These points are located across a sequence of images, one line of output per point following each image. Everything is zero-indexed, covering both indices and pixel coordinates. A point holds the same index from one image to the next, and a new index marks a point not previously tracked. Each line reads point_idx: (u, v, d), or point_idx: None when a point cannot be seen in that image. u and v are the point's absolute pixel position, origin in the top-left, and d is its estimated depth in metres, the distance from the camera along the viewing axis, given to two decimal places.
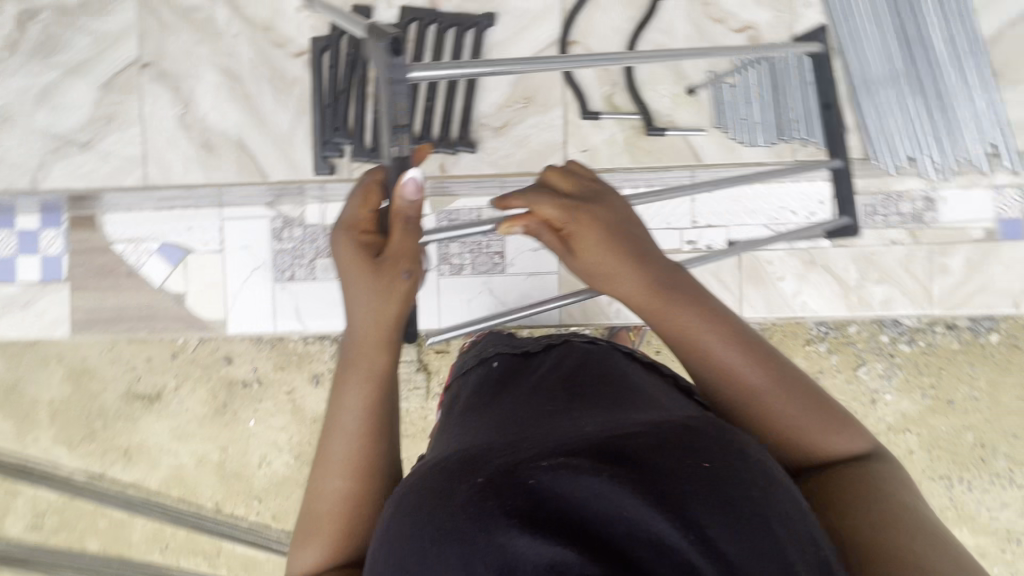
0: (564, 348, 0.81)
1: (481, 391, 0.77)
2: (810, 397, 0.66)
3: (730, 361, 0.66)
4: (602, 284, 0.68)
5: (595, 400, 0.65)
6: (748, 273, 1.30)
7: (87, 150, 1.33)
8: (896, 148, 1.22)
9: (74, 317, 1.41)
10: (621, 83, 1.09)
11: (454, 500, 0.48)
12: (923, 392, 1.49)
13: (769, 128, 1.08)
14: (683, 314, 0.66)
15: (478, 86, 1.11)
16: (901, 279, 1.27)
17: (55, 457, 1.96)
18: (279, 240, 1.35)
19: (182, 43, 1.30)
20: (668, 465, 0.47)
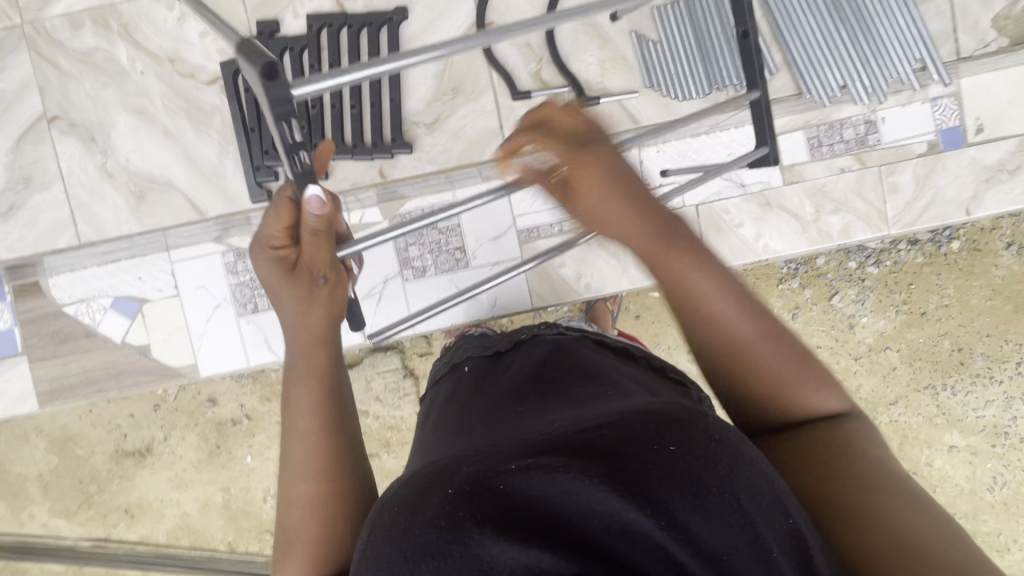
0: (534, 347, 0.83)
1: (454, 401, 0.79)
2: (796, 353, 0.67)
3: (721, 312, 0.67)
4: (603, 224, 0.73)
5: (561, 396, 0.68)
6: (707, 225, 1.30)
7: (13, 218, 1.28)
8: (826, 79, 1.23)
9: (39, 389, 1.37)
10: (546, 58, 1.07)
11: (428, 513, 0.49)
12: (896, 309, 1.52)
13: (701, 80, 1.06)
14: (679, 261, 0.68)
15: (402, 84, 1.08)
16: (856, 205, 1.28)
17: (56, 529, 1.92)
18: (234, 274, 1.31)
19: (87, 90, 1.24)
20: (635, 454, 0.50)
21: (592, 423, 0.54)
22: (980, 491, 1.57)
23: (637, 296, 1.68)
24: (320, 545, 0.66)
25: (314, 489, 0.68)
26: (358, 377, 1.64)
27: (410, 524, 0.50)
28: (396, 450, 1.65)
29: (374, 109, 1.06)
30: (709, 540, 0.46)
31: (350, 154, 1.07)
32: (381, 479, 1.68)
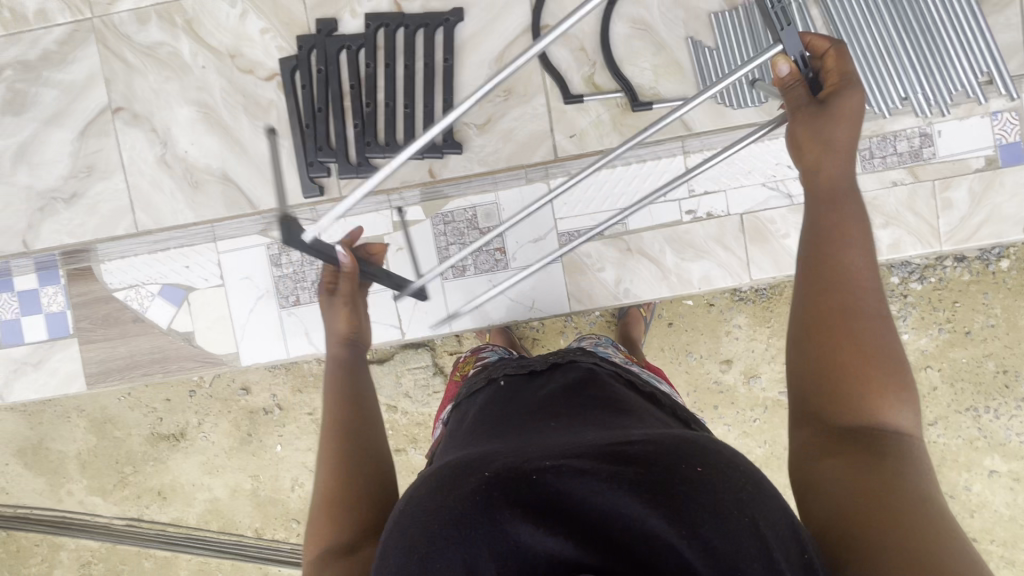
0: (566, 371, 0.83)
1: (486, 409, 0.79)
2: (896, 368, 0.64)
3: (859, 274, 0.67)
4: (818, 136, 0.75)
5: (587, 416, 0.70)
6: (751, 234, 1.28)
7: (74, 204, 1.33)
8: (888, 89, 1.18)
9: (87, 371, 1.41)
10: (601, 61, 1.06)
11: (462, 494, 0.54)
12: (939, 327, 1.49)
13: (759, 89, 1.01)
14: (849, 218, 0.70)
15: (455, 85, 1.06)
16: (906, 219, 1.25)
17: (92, 506, 1.99)
18: (278, 266, 1.35)
19: (150, 83, 1.27)
20: (666, 468, 0.53)
21: (624, 442, 0.58)
22: (1021, 519, 1.52)
23: (669, 304, 1.67)
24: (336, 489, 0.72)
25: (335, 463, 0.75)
26: (389, 372, 1.65)
27: (437, 512, 0.53)
28: (423, 447, 1.67)
29: (426, 111, 1.05)
30: (719, 554, 0.48)
31: (402, 154, 1.06)
32: (408, 474, 1.69)
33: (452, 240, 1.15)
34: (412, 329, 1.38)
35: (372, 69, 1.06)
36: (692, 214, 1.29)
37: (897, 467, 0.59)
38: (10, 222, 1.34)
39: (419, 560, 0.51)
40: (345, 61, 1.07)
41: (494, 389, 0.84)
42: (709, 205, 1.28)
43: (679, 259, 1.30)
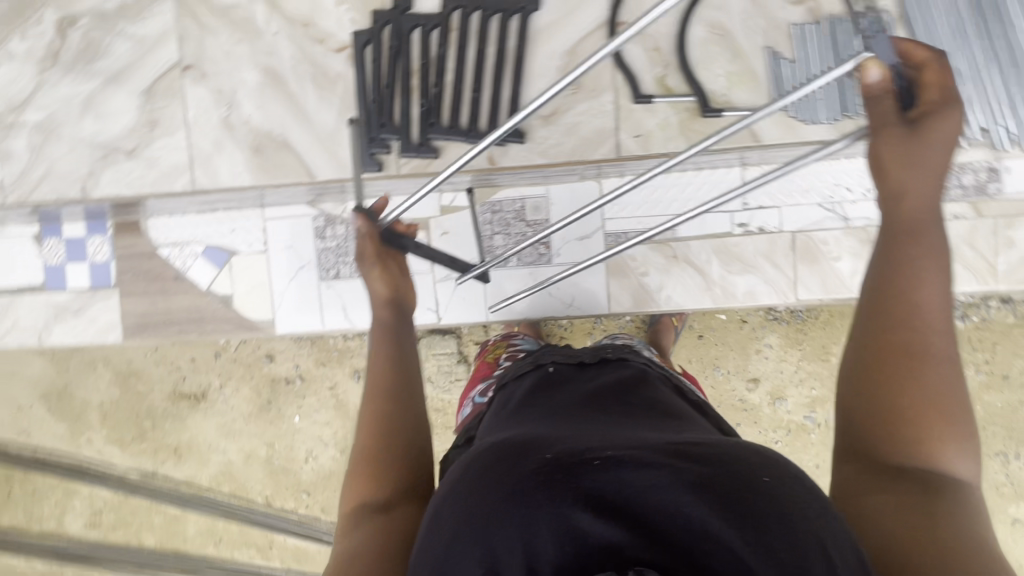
0: (619, 369, 0.81)
1: (533, 396, 0.78)
2: (959, 416, 0.62)
3: (931, 313, 0.65)
4: (901, 159, 0.69)
5: (642, 417, 0.68)
6: (801, 253, 1.26)
7: (135, 156, 1.34)
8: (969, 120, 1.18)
9: (125, 323, 1.43)
10: (674, 63, 1.05)
11: (522, 469, 0.52)
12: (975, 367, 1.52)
13: None
14: (924, 251, 0.67)
15: (525, 74, 1.05)
16: (963, 254, 1.22)
17: (108, 456, 2.02)
18: (322, 238, 1.36)
19: (221, 44, 1.29)
20: (736, 471, 0.51)
21: (690, 442, 0.55)
22: None
23: (702, 316, 1.65)
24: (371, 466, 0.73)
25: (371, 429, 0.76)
26: None
27: (495, 483, 0.52)
28: (441, 433, 1.67)
29: (493, 97, 1.04)
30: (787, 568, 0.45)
31: (465, 138, 1.05)
32: None
33: (496, 229, 1.15)
34: (448, 315, 1.37)
35: (444, 50, 1.05)
36: (744, 227, 1.27)
37: (953, 510, 0.58)
38: (68, 168, 1.36)
39: (473, 530, 0.51)
40: (418, 40, 1.07)
41: (540, 377, 0.82)
42: (762, 220, 1.26)
43: (725, 271, 1.29)
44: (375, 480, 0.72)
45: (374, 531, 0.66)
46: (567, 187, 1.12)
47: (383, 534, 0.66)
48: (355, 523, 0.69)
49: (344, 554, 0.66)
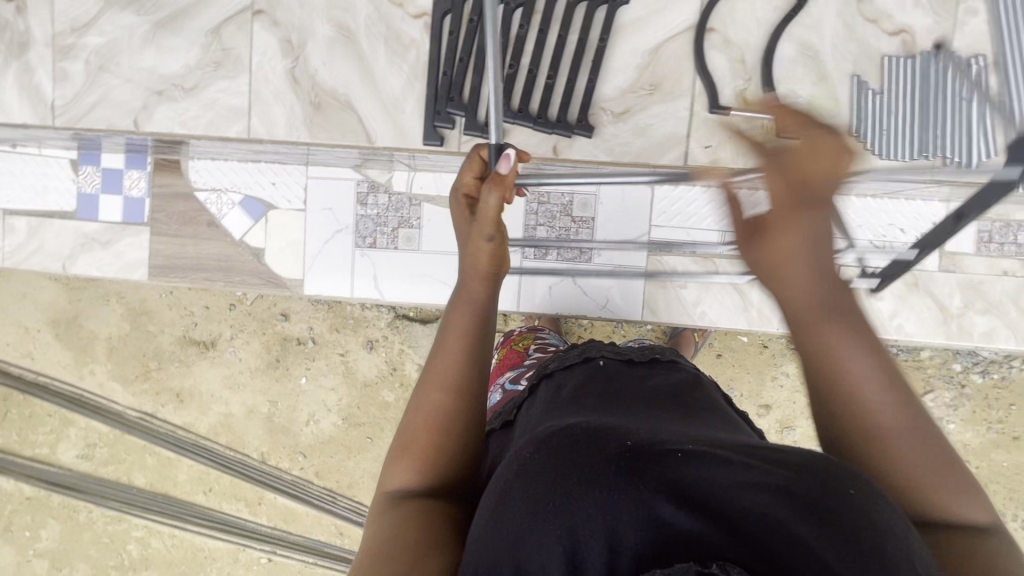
0: (672, 373, 0.82)
1: (587, 386, 0.79)
2: (936, 458, 0.60)
3: (862, 388, 0.62)
4: (774, 265, 0.67)
5: (704, 416, 0.69)
6: (844, 287, 1.25)
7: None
8: None
9: (153, 263, 1.41)
10: (757, 79, 1.01)
11: (603, 457, 0.54)
12: (988, 425, 1.63)
13: (910, 145, 0.98)
14: (838, 334, 0.63)
15: (604, 66, 1.03)
16: (1006, 312, 1.21)
17: (109, 391, 2.01)
18: (363, 205, 1.35)
19: None
20: (817, 475, 0.51)
21: (765, 445, 0.56)
22: None
23: (723, 335, 1.62)
24: (434, 449, 0.72)
25: (430, 421, 0.72)
26: None
27: (575, 467, 0.54)
28: None
29: (569, 86, 1.02)
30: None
31: (533, 123, 1.03)
32: None
33: (542, 219, 1.30)
34: None
35: (525, 31, 1.02)
36: None
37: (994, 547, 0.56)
38: None
39: (552, 511, 0.52)
40: (498, 16, 1.04)
41: (592, 367, 0.83)
42: None
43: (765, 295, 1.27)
44: (421, 462, 0.71)
45: (410, 515, 0.66)
46: (617, 191, 1.28)
47: (415, 521, 0.66)
48: (393, 502, 0.69)
49: (378, 530, 0.67)
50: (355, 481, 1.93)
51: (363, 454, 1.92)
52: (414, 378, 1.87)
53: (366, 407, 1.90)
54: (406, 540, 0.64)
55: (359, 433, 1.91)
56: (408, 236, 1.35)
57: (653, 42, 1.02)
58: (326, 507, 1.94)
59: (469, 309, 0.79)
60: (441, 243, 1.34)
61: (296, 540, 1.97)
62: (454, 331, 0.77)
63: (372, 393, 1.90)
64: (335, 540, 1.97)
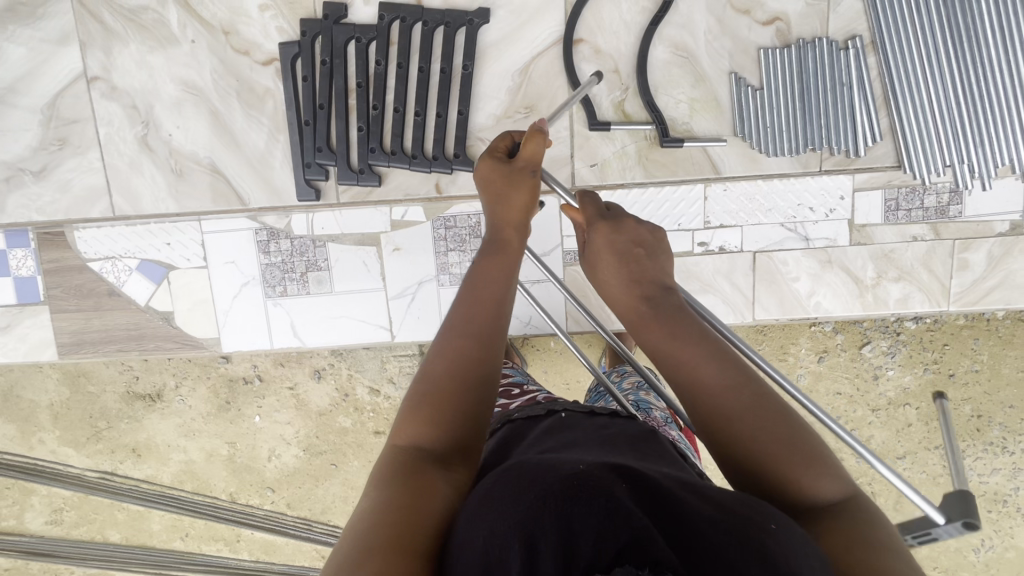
0: (636, 424, 0.74)
1: (544, 434, 0.72)
2: (780, 429, 0.63)
3: (700, 378, 0.67)
4: (601, 288, 0.81)
5: (658, 456, 0.66)
6: (761, 274, 1.23)
7: (44, 179, 1.26)
8: (932, 156, 1.12)
9: (60, 341, 1.35)
10: (633, 88, 1.16)
11: (560, 477, 0.57)
12: (925, 366, 1.53)
13: (792, 140, 1.14)
14: (655, 329, 0.72)
15: (474, 98, 1.18)
16: (919, 276, 1.21)
17: (62, 456, 1.97)
18: (266, 253, 1.28)
19: (132, 54, 1.21)
20: (743, 511, 0.55)
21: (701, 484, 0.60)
22: (966, 550, 1.63)
23: None
24: (453, 404, 0.68)
25: (451, 372, 0.70)
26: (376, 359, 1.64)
27: (534, 486, 0.56)
28: None
29: (441, 121, 1.17)
30: None
31: (408, 164, 1.19)
32: None
33: (452, 246, 1.26)
34: (402, 332, 1.31)
35: (383, 67, 1.17)
36: (705, 246, 1.22)
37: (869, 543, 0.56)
38: None
39: (511, 524, 0.53)
40: (354, 59, 1.18)
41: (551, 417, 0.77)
42: (724, 239, 1.21)
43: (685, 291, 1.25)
44: (432, 431, 0.67)
45: (412, 493, 0.61)
46: None
47: (410, 500, 0.60)
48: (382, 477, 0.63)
49: (365, 512, 0.60)
50: (328, 506, 1.94)
51: (330, 479, 1.93)
52: (368, 402, 1.86)
53: (324, 435, 1.90)
54: (399, 522, 0.58)
55: (322, 460, 1.92)
56: (318, 278, 1.29)
57: (504, 73, 1.17)
58: (303, 535, 1.96)
59: (494, 260, 0.82)
60: (354, 282, 1.29)
61: (279, 569, 2.01)
62: (492, 276, 0.79)
63: (329, 421, 1.88)
64: (319, 563, 2.00)
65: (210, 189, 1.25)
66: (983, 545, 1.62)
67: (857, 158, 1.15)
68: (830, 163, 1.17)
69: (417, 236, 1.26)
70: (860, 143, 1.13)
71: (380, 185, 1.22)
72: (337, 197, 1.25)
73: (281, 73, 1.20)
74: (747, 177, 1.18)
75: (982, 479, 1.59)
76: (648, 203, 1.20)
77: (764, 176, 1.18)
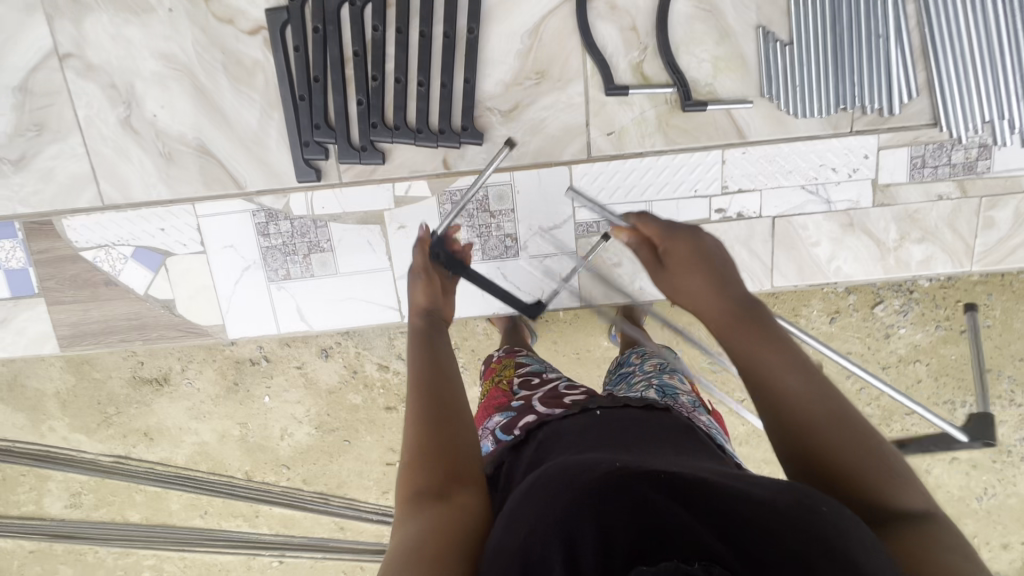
0: (668, 417, 0.73)
1: (579, 433, 0.69)
2: (865, 446, 0.58)
3: (781, 384, 0.63)
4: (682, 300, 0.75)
5: (697, 453, 0.66)
6: (780, 239, 1.19)
7: (24, 167, 1.19)
8: (973, 111, 1.07)
9: (59, 333, 1.31)
10: (651, 48, 1.10)
11: (594, 476, 0.58)
12: (936, 324, 1.49)
13: (824, 99, 1.08)
14: (742, 341, 0.67)
15: (481, 64, 1.11)
16: (943, 237, 1.17)
17: (74, 442, 1.97)
18: (265, 236, 1.23)
19: (104, 25, 1.12)
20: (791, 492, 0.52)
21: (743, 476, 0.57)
22: (969, 498, 1.64)
23: None
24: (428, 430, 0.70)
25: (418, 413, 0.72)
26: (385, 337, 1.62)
27: (574, 488, 0.57)
28: None
29: (446, 91, 1.10)
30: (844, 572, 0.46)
31: (413, 139, 1.13)
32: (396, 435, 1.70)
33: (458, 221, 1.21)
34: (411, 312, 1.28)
35: (381, 33, 1.09)
36: (722, 213, 1.17)
37: (948, 548, 0.51)
38: None
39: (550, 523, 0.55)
40: (349, 25, 1.10)
41: (584, 415, 0.73)
42: (742, 205, 1.16)
43: None
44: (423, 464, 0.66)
45: (425, 518, 0.60)
46: (534, 176, 1.16)
47: (444, 519, 0.60)
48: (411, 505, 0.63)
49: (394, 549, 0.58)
50: (343, 480, 1.96)
51: (345, 455, 1.94)
52: (378, 378, 1.85)
53: (335, 412, 1.90)
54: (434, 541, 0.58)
55: (336, 437, 1.92)
56: (321, 260, 1.25)
57: (514, 36, 1.10)
58: (320, 508, 1.99)
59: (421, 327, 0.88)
60: (359, 261, 1.24)
61: (299, 541, 2.05)
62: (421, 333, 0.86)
63: (339, 399, 1.88)
64: (337, 534, 2.04)
65: (200, 173, 1.19)
66: (987, 493, 1.62)
67: (893, 117, 1.10)
68: (864, 123, 1.11)
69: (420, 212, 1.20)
70: (897, 101, 1.08)
71: (385, 162, 1.17)
72: (339, 176, 1.19)
73: (269, 42, 1.12)
74: (773, 141, 1.13)
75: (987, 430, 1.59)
76: (665, 171, 1.15)
77: (789, 137, 1.12)
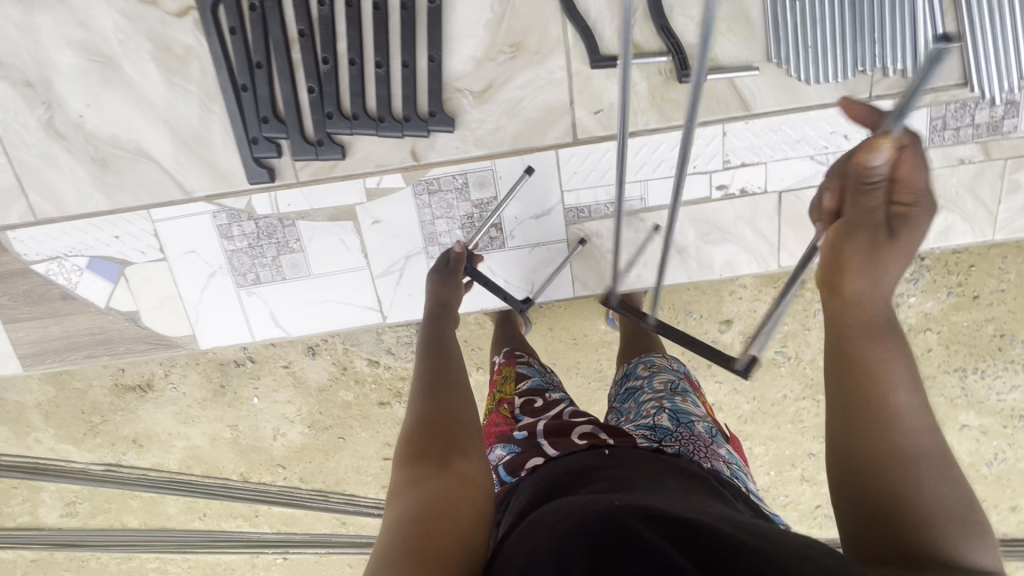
0: (687, 467, 0.66)
1: (587, 471, 0.64)
2: (943, 489, 0.51)
3: (892, 404, 0.53)
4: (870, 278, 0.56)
5: (708, 495, 0.60)
6: (788, 215, 1.09)
7: None
8: (1010, 66, 0.97)
9: (20, 352, 1.23)
10: (641, 11, 0.99)
11: (595, 512, 0.53)
12: (948, 290, 1.38)
13: (840, 61, 0.98)
14: (880, 351, 0.55)
15: (448, 39, 1.01)
16: (963, 204, 1.08)
17: (62, 453, 1.91)
18: (230, 238, 1.13)
19: (21, 14, 1.01)
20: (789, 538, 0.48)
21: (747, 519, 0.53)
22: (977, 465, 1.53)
23: None
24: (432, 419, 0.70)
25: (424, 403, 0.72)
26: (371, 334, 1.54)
27: (575, 526, 0.52)
28: None
29: (408, 71, 1.00)
30: None
31: (374, 130, 1.02)
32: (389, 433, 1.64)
33: (438, 213, 1.11)
34: (393, 312, 1.19)
35: (328, 8, 0.98)
36: (723, 190, 1.08)
37: None
38: None
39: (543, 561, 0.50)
40: (290, 1, 0.99)
41: (593, 452, 0.67)
42: (745, 180, 1.06)
43: (702, 242, 1.11)
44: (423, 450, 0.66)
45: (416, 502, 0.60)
46: (517, 162, 1.06)
47: (448, 499, 0.60)
48: (411, 479, 0.62)
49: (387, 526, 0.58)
50: (340, 477, 1.92)
51: (340, 452, 1.89)
52: (368, 373, 1.78)
53: (327, 409, 1.83)
54: (434, 525, 0.57)
55: (330, 435, 1.87)
56: (292, 261, 1.15)
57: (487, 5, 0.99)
58: (319, 505, 1.96)
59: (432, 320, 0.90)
60: (333, 261, 1.15)
61: (301, 538, 2.02)
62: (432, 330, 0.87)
63: (330, 396, 1.82)
64: (339, 529, 2.01)
65: (141, 178, 1.09)
66: (996, 459, 1.52)
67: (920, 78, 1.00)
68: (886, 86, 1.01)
69: (396, 206, 1.10)
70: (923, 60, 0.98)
71: (346, 157, 1.07)
72: (297, 176, 1.09)
73: (200, 26, 1.01)
74: (783, 112, 1.02)
75: (999, 396, 1.47)
76: (662, 150, 1.04)
77: (799, 105, 1.02)
